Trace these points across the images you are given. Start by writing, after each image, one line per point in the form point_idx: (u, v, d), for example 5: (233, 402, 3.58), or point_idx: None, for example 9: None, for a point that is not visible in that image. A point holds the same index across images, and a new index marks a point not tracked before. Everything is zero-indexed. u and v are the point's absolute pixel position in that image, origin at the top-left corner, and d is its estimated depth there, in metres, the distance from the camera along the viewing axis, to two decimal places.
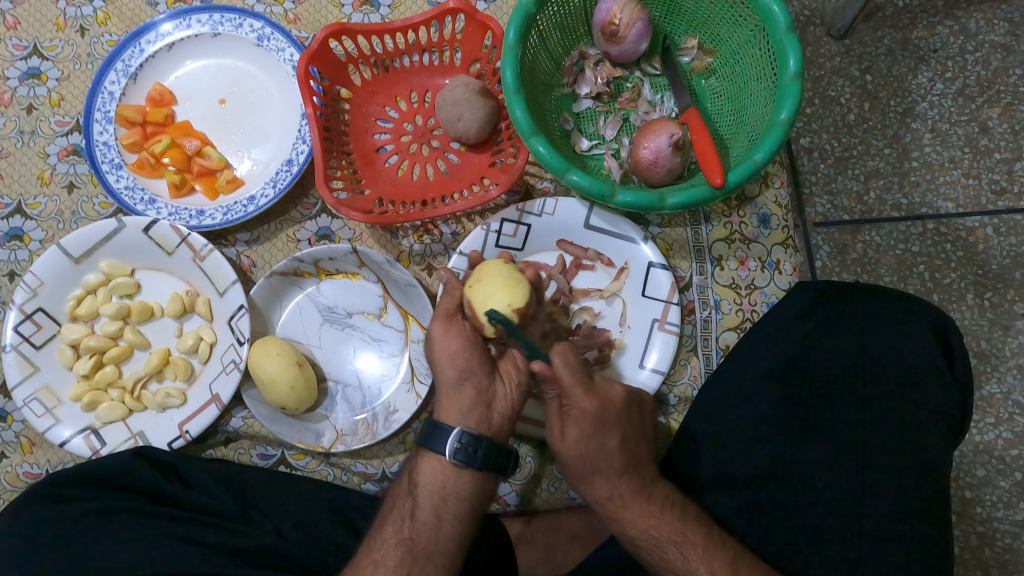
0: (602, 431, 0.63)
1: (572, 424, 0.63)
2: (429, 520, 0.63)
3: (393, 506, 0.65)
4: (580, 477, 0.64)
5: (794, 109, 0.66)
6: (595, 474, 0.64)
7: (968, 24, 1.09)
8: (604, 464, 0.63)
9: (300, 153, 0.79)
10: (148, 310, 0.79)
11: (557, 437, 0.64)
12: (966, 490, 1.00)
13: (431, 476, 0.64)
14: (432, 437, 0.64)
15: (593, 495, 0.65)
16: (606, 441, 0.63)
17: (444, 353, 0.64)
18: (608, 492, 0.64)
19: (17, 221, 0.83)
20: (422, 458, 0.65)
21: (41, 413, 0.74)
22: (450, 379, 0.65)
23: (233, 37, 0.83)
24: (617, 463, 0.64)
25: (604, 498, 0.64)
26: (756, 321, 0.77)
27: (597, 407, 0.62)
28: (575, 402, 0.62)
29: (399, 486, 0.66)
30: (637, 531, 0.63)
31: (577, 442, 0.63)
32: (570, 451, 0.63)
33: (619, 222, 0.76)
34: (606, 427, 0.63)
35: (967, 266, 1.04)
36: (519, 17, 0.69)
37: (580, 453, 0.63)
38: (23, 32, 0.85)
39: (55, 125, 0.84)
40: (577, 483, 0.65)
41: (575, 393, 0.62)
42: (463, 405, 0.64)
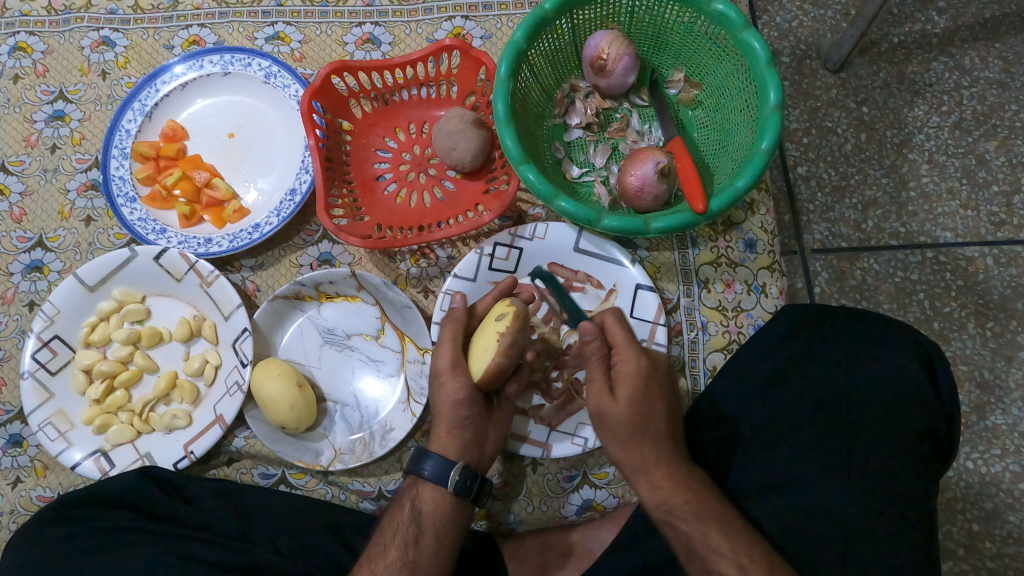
0: (652, 393, 0.65)
1: (628, 382, 0.64)
2: (429, 545, 0.65)
3: (394, 531, 0.65)
4: (631, 440, 0.65)
5: (775, 138, 0.69)
6: (645, 436, 0.65)
7: (962, 61, 1.12)
8: (654, 426, 0.65)
9: (303, 183, 0.82)
10: (157, 334, 0.82)
11: (607, 397, 0.65)
12: (974, 522, 0.99)
13: (434, 503, 0.66)
14: (424, 462, 0.66)
15: (640, 461, 0.65)
16: (654, 404, 0.66)
17: (445, 391, 0.67)
18: (657, 457, 0.65)
19: (38, 254, 0.87)
20: (422, 486, 0.67)
21: (54, 437, 0.77)
22: (450, 421, 0.67)
23: (242, 76, 0.88)
24: (664, 426, 0.66)
25: (652, 463, 0.65)
26: (743, 342, 0.79)
27: (648, 368, 0.66)
28: (626, 361, 0.65)
29: (395, 513, 0.67)
30: (673, 503, 0.63)
31: (633, 401, 0.64)
32: (620, 413, 0.64)
33: (606, 244, 0.79)
34: (654, 389, 0.66)
35: (968, 295, 1.06)
36: (510, 52, 0.73)
37: (634, 411, 0.64)
38: (50, 78, 0.91)
39: (76, 163, 0.89)
40: (619, 448, 0.65)
41: (628, 351, 0.66)
42: (460, 443, 0.67)
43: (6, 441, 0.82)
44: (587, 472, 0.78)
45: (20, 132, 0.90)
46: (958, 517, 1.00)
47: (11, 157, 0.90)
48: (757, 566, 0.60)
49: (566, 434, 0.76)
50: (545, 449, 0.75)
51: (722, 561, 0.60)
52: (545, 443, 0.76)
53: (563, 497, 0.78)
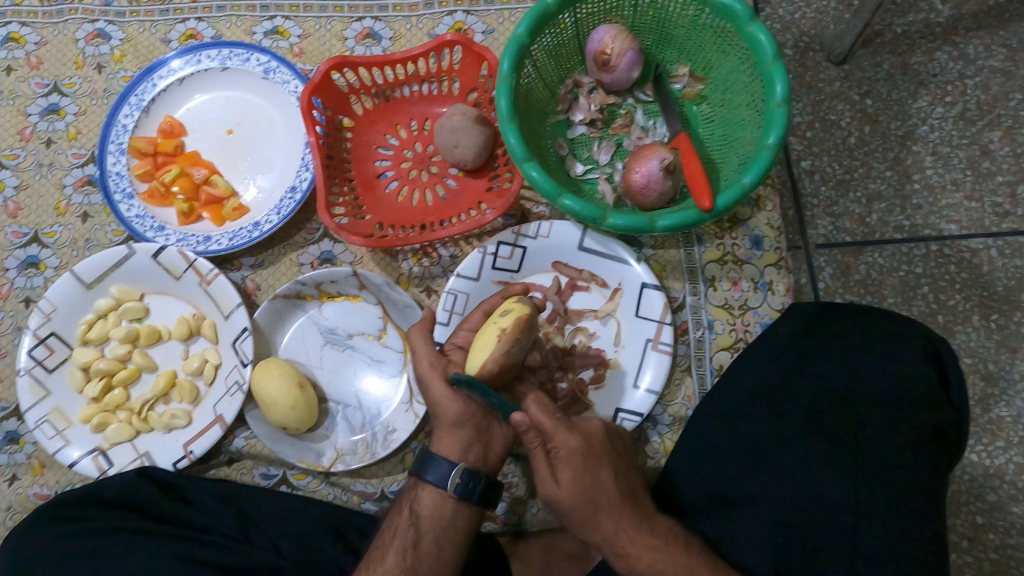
0: (594, 464, 0.63)
1: (564, 465, 0.62)
2: (429, 550, 0.63)
3: (392, 536, 0.64)
4: (585, 519, 0.62)
5: (782, 134, 0.68)
6: (596, 512, 0.62)
7: (966, 50, 1.11)
8: (603, 499, 0.62)
9: (304, 180, 0.81)
10: (156, 333, 0.81)
11: (550, 484, 0.63)
12: (977, 515, 0.99)
13: (433, 507, 0.65)
14: (421, 464, 0.66)
15: (600, 534, 0.63)
16: (600, 475, 0.63)
17: (439, 390, 0.66)
18: (615, 527, 0.62)
19: (34, 249, 0.86)
20: (423, 490, 0.66)
21: (51, 434, 0.76)
22: (449, 418, 0.66)
23: (241, 71, 0.87)
24: (616, 494, 0.63)
25: (614, 535, 0.62)
26: (750, 341, 0.78)
27: (581, 443, 0.63)
28: (562, 442, 0.62)
29: (391, 518, 0.66)
30: (650, 561, 0.61)
31: (573, 481, 0.62)
32: (567, 494, 0.62)
33: (611, 243, 0.78)
34: (596, 462, 0.63)
35: (972, 287, 1.05)
36: (513, 48, 0.71)
37: (578, 493, 0.62)
38: (45, 70, 0.90)
39: (71, 158, 0.88)
40: (578, 526, 0.63)
41: (560, 433, 0.62)
42: (461, 443, 0.66)
43: (3, 438, 0.82)
44: None
45: (14, 125, 0.89)
46: (961, 510, 0.99)
47: (4, 151, 0.88)
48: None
49: None
50: None
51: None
52: None
53: None
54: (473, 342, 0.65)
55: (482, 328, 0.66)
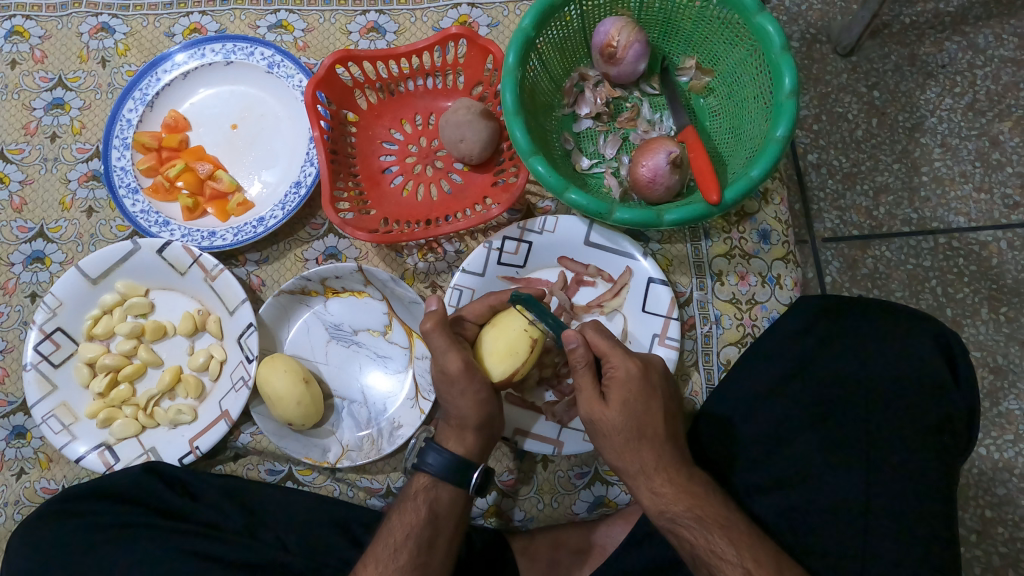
0: (646, 394, 0.64)
1: (618, 387, 0.63)
2: (441, 546, 0.65)
3: (406, 533, 0.64)
4: (626, 445, 0.63)
5: (791, 126, 0.67)
6: (641, 440, 0.63)
7: (976, 39, 1.09)
8: (650, 429, 0.64)
9: (308, 175, 0.81)
10: (162, 328, 0.81)
11: (598, 404, 0.64)
12: (986, 509, 0.98)
13: (450, 506, 0.66)
14: (429, 459, 0.67)
15: (637, 465, 0.64)
16: (652, 404, 0.64)
17: (467, 397, 0.66)
18: (655, 461, 0.63)
19: (39, 244, 0.86)
20: (440, 488, 0.66)
21: (58, 429, 0.76)
22: (473, 423, 0.66)
23: (245, 65, 0.86)
24: (662, 428, 0.64)
25: (651, 468, 0.63)
26: (757, 336, 0.77)
27: (639, 369, 0.64)
28: (616, 365, 0.64)
29: (399, 515, 0.65)
30: (674, 511, 0.62)
31: (625, 405, 0.63)
32: (616, 417, 0.63)
33: (617, 237, 0.77)
34: (648, 391, 0.64)
35: (981, 280, 1.04)
36: (518, 41, 0.71)
37: (628, 415, 0.63)
38: (49, 64, 0.90)
39: (76, 152, 0.88)
40: (615, 453, 0.64)
41: (617, 355, 0.64)
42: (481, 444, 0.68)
43: (10, 432, 0.82)
44: (599, 469, 0.78)
45: (18, 119, 0.89)
46: (970, 504, 0.99)
47: (10, 145, 0.88)
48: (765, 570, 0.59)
49: (578, 431, 0.75)
50: (557, 446, 0.74)
51: (729, 568, 0.59)
52: (556, 440, 0.75)
53: (574, 494, 0.77)
54: (489, 343, 0.67)
55: (493, 328, 0.68)
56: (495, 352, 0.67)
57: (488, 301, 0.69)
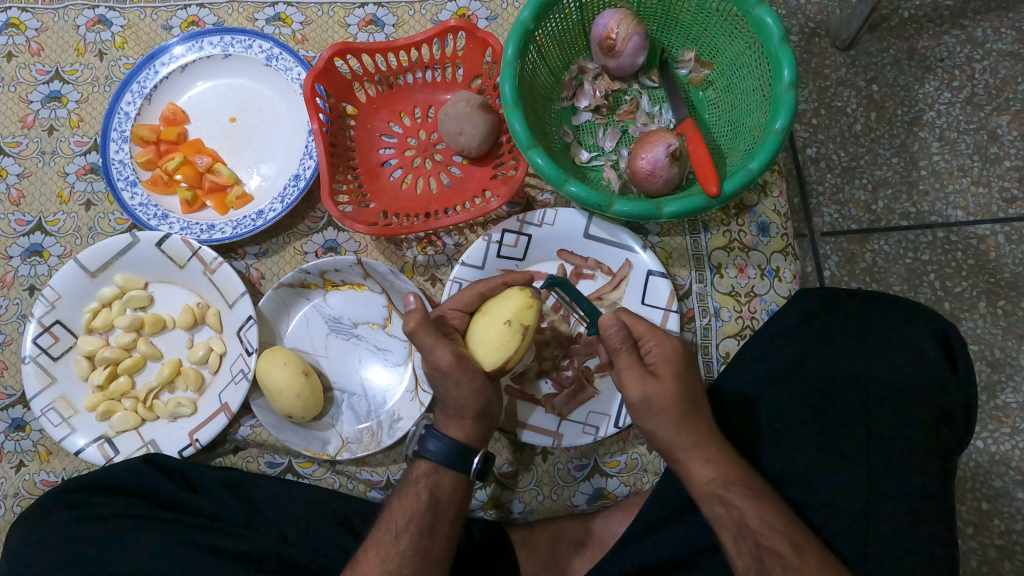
0: (690, 371, 0.65)
1: (668, 363, 0.63)
2: (444, 531, 0.65)
3: (406, 518, 0.64)
4: (682, 420, 0.63)
5: (790, 118, 0.67)
6: (697, 414, 0.63)
7: (975, 33, 1.09)
8: (701, 406, 0.64)
9: (307, 168, 0.81)
10: (161, 321, 0.81)
11: (652, 380, 0.63)
12: (983, 501, 0.99)
13: (452, 491, 0.66)
14: (429, 446, 0.67)
15: (694, 438, 0.63)
16: (696, 380, 0.65)
17: (463, 387, 0.65)
18: (708, 433, 0.63)
19: (37, 238, 0.85)
20: (441, 473, 0.66)
21: (57, 422, 0.76)
22: (470, 410, 0.66)
23: (243, 58, 0.86)
24: (706, 407, 0.65)
25: (706, 441, 0.63)
26: (756, 329, 0.77)
27: (681, 348, 0.65)
28: (655, 344, 0.64)
29: (400, 501, 0.65)
30: (729, 478, 0.62)
31: (677, 379, 0.63)
32: (670, 391, 0.62)
33: (617, 230, 0.77)
34: (691, 368, 0.65)
35: (979, 274, 1.04)
36: (517, 33, 0.71)
37: (681, 389, 0.63)
38: (46, 57, 0.89)
39: (74, 145, 0.87)
40: (670, 430, 0.63)
41: (656, 336, 0.65)
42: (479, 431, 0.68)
43: (8, 425, 0.82)
44: (599, 461, 0.78)
45: (15, 112, 0.88)
46: (967, 496, 0.99)
47: (7, 138, 0.88)
48: (809, 547, 0.61)
49: (578, 423, 0.75)
50: (557, 437, 0.74)
51: (778, 539, 0.60)
52: (557, 432, 0.75)
53: (574, 486, 0.78)
54: (479, 333, 0.66)
55: (483, 317, 0.67)
56: (485, 343, 0.66)
57: (478, 289, 0.70)
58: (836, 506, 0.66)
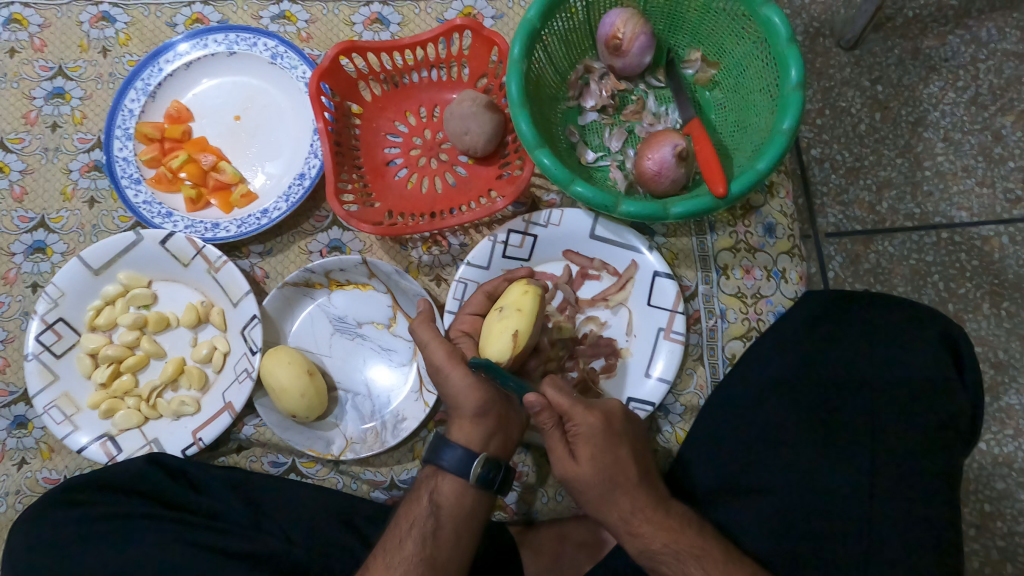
0: (612, 443, 0.63)
1: (585, 446, 0.62)
2: (448, 538, 0.64)
3: (410, 523, 0.64)
4: (603, 497, 0.63)
5: (797, 119, 0.66)
6: (615, 489, 0.63)
7: (979, 33, 1.09)
8: (622, 477, 0.63)
9: (313, 167, 0.81)
10: (165, 320, 0.80)
11: (569, 462, 0.63)
12: (985, 503, 0.98)
13: (453, 496, 0.65)
14: (441, 454, 0.66)
15: (616, 514, 0.63)
16: (619, 453, 0.63)
17: (458, 386, 0.66)
18: (632, 506, 0.63)
19: (40, 234, 0.85)
20: (441, 478, 0.66)
21: (60, 420, 0.76)
22: (471, 410, 0.66)
23: (249, 56, 0.86)
24: (635, 473, 0.64)
25: (629, 513, 0.63)
26: (763, 330, 0.77)
27: (601, 421, 0.62)
28: (581, 418, 0.62)
29: (406, 507, 0.66)
30: (658, 546, 0.62)
31: (594, 461, 0.62)
32: (589, 474, 0.62)
33: (623, 231, 0.77)
34: (614, 440, 0.63)
35: (983, 275, 1.04)
36: (524, 32, 0.70)
37: (598, 469, 0.62)
38: (49, 53, 0.89)
39: (77, 142, 0.87)
40: (595, 504, 0.64)
41: (579, 412, 0.62)
42: (482, 434, 0.66)
43: (11, 422, 0.82)
44: None
45: (17, 108, 0.88)
46: (970, 498, 0.99)
47: (9, 134, 0.88)
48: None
49: None
50: None
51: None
52: None
53: None
54: (486, 329, 0.67)
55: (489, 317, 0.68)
56: (490, 336, 0.66)
57: (483, 289, 0.71)
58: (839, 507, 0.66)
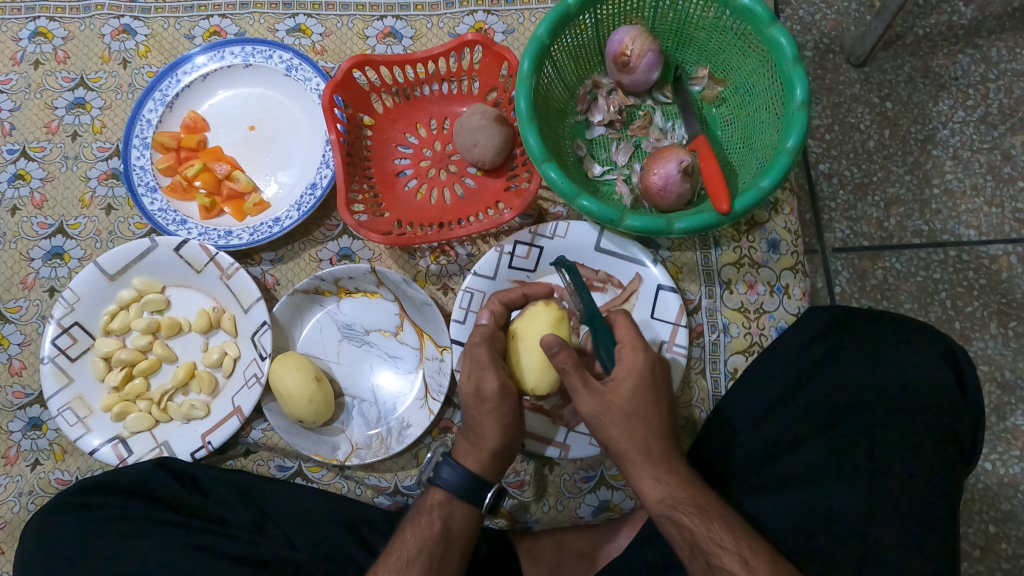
0: (651, 385, 0.65)
1: (624, 378, 0.64)
2: (456, 561, 0.65)
3: (419, 548, 0.64)
4: (632, 433, 0.63)
5: (802, 137, 0.67)
6: (647, 425, 0.64)
7: (990, 53, 1.10)
8: (654, 418, 0.64)
9: (324, 177, 0.82)
10: (177, 325, 0.82)
11: (599, 394, 0.63)
12: (991, 524, 0.98)
13: (465, 522, 0.66)
14: (449, 475, 0.66)
15: (642, 452, 0.63)
16: (654, 398, 0.65)
17: (495, 421, 0.66)
18: (657, 453, 0.64)
19: (58, 240, 0.87)
20: (455, 505, 0.66)
21: (73, 422, 0.78)
22: (494, 446, 0.67)
23: (264, 68, 0.88)
24: (665, 422, 0.65)
25: (655, 454, 0.63)
26: (765, 345, 0.78)
27: (645, 362, 0.66)
28: (622, 358, 0.65)
29: (413, 529, 0.65)
30: (678, 498, 0.62)
31: (632, 393, 0.64)
32: (622, 405, 0.63)
33: (628, 244, 0.78)
34: (652, 385, 0.65)
35: (990, 294, 1.04)
36: (533, 48, 0.72)
37: (634, 402, 0.63)
38: (72, 64, 0.91)
39: (96, 151, 0.89)
40: (622, 441, 0.63)
41: (627, 347, 0.66)
42: (498, 465, 0.68)
43: (26, 424, 0.83)
44: (605, 473, 0.78)
45: (40, 117, 0.90)
46: (975, 519, 0.98)
47: (32, 143, 0.90)
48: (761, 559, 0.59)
49: (585, 435, 0.76)
50: (564, 449, 0.75)
51: (726, 556, 0.59)
52: (564, 444, 0.76)
53: (579, 498, 0.78)
54: (526, 358, 0.70)
55: (524, 341, 0.70)
56: (532, 366, 0.70)
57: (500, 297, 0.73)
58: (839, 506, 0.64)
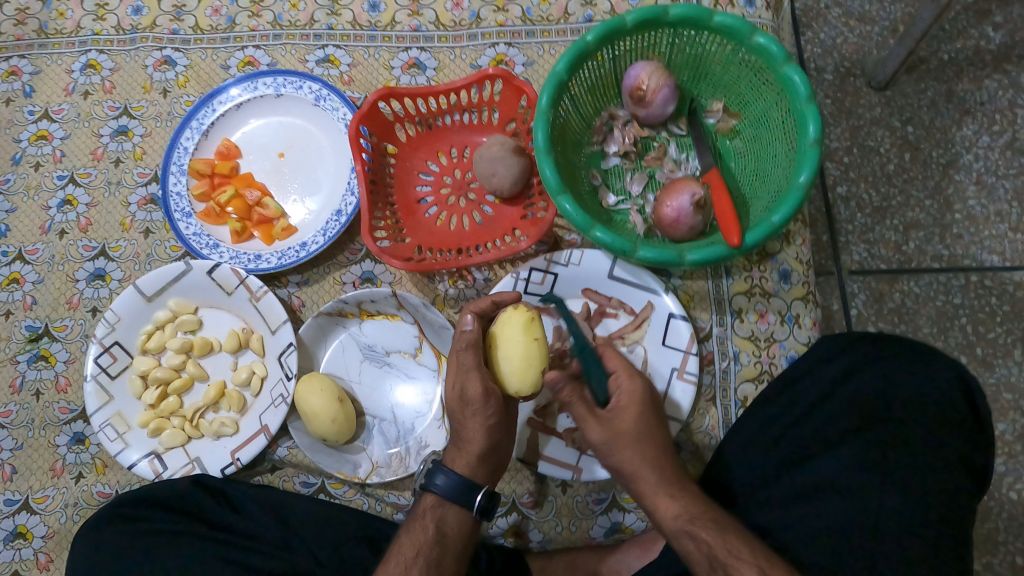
0: (649, 408, 0.69)
1: (626, 401, 0.68)
2: (451, 564, 0.67)
3: (416, 552, 0.66)
4: (637, 449, 0.67)
5: (812, 173, 0.69)
6: (648, 441, 0.67)
7: (1017, 78, 1.10)
8: (653, 435, 0.68)
9: (349, 204, 0.86)
10: (209, 345, 0.86)
11: (606, 417, 0.68)
12: (1016, 555, 0.97)
13: (457, 525, 0.69)
14: (441, 483, 0.69)
15: (652, 470, 0.66)
16: (654, 421, 0.69)
17: (477, 422, 0.69)
18: (661, 476, 0.66)
19: (101, 262, 0.92)
20: (446, 508, 0.69)
21: (113, 437, 0.82)
22: (478, 447, 0.70)
23: (294, 98, 0.92)
24: (664, 441, 0.69)
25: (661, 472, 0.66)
26: (775, 374, 0.79)
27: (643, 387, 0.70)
28: (622, 382, 0.70)
29: (409, 535, 0.68)
30: (693, 512, 0.64)
31: (636, 414, 0.68)
32: (628, 425, 0.67)
33: (641, 274, 0.80)
34: (653, 410, 0.69)
35: (1014, 320, 1.04)
36: (552, 83, 0.74)
37: (638, 422, 0.67)
38: (116, 94, 0.96)
39: (137, 177, 0.94)
40: (630, 458, 0.66)
41: (624, 374, 0.70)
42: (486, 467, 0.71)
43: (71, 438, 0.88)
44: (616, 496, 0.80)
45: (87, 145, 0.96)
46: (998, 548, 0.98)
47: (78, 169, 0.95)
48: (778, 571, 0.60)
49: (596, 459, 0.78)
50: (576, 471, 0.78)
51: (744, 565, 0.59)
52: (576, 466, 0.78)
53: (591, 519, 0.80)
54: (504, 365, 0.69)
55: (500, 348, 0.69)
56: (512, 371, 0.69)
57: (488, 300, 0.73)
58: (853, 525, 0.65)
